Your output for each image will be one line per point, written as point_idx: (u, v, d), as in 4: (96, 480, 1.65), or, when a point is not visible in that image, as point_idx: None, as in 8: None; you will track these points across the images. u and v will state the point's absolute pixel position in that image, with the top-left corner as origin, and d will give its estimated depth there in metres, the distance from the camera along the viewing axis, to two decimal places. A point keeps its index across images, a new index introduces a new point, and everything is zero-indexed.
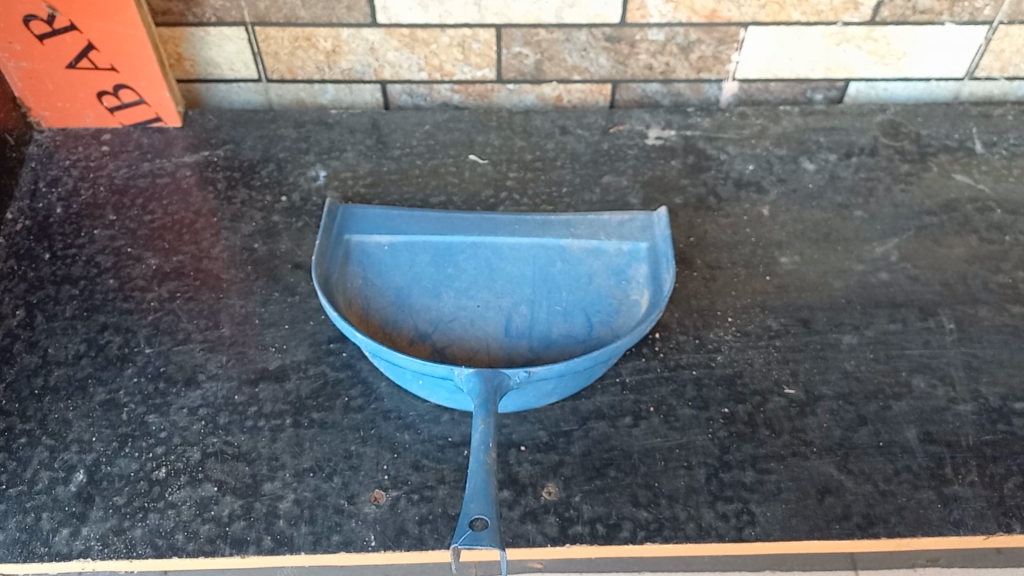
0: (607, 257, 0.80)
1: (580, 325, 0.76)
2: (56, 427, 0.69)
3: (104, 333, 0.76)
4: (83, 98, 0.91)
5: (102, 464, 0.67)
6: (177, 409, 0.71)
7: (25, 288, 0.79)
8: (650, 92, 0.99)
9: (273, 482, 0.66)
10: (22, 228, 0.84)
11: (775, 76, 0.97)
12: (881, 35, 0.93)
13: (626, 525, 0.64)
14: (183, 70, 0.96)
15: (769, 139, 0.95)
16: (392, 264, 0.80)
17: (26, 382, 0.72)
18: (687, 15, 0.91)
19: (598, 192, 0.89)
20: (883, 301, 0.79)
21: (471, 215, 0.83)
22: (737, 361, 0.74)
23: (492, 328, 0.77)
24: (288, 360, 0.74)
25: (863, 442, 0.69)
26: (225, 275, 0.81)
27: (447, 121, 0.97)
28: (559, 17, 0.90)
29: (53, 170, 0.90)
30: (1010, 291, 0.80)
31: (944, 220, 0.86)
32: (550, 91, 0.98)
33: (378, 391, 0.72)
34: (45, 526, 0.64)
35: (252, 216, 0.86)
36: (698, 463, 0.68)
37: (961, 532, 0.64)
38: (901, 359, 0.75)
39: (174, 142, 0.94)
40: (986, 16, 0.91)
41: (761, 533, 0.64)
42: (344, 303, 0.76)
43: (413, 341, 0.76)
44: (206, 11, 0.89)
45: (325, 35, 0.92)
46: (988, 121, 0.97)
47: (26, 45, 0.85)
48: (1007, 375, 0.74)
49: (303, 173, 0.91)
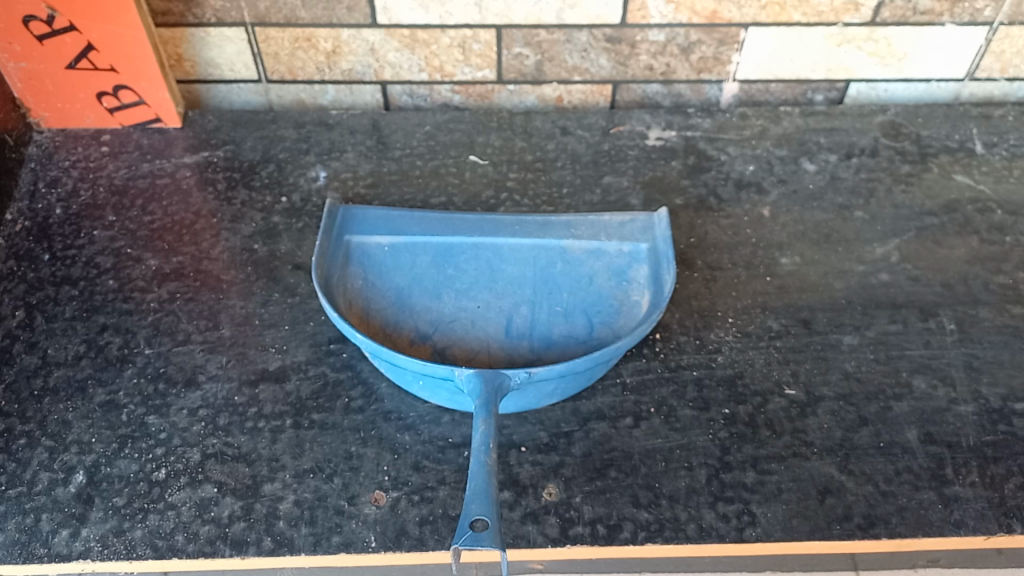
0: (607, 258, 0.80)
1: (581, 325, 0.76)
2: (56, 428, 0.69)
3: (104, 334, 0.76)
4: (83, 98, 0.91)
5: (102, 465, 0.67)
6: (177, 409, 0.71)
7: (24, 288, 0.79)
8: (651, 93, 0.99)
9: (273, 483, 0.66)
10: (21, 228, 0.84)
11: (775, 77, 0.97)
12: (882, 36, 0.93)
13: (626, 526, 0.64)
14: (183, 71, 0.96)
15: (769, 140, 0.95)
16: (393, 265, 0.80)
17: (26, 382, 0.72)
18: (687, 16, 0.91)
19: (598, 193, 0.89)
20: (884, 301, 0.79)
21: (472, 216, 0.83)
22: (738, 361, 0.74)
23: (493, 329, 0.77)
24: (288, 360, 0.74)
25: (864, 442, 0.69)
26: (225, 276, 0.81)
27: (447, 122, 0.97)
28: (560, 18, 0.90)
29: (53, 171, 0.90)
30: (1011, 292, 0.80)
31: (945, 221, 0.86)
32: (550, 91, 0.98)
33: (378, 391, 0.72)
34: (45, 528, 0.64)
35: (252, 217, 0.86)
36: (698, 463, 0.68)
37: (962, 532, 0.64)
38: (902, 360, 0.75)
39: (174, 142, 0.94)
40: (986, 17, 0.91)
41: (762, 534, 0.64)
42: (345, 304, 0.76)
43: (413, 342, 0.76)
44: (206, 11, 0.89)
45: (326, 36, 0.92)
46: (988, 122, 0.97)
47: (26, 46, 0.85)
48: (1007, 375, 0.74)
49: (303, 173, 0.91)
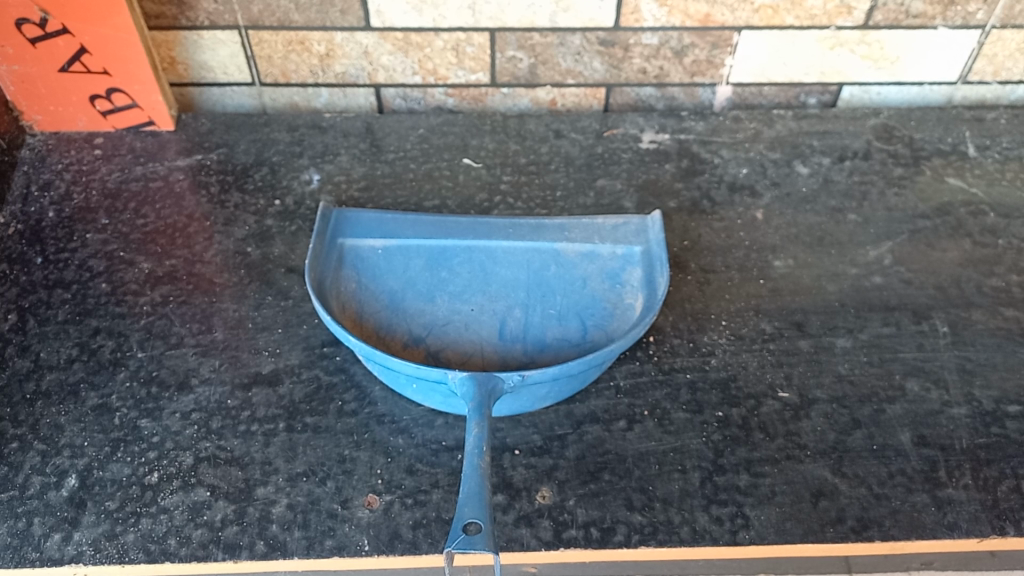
0: (601, 261, 0.80)
1: (575, 328, 0.77)
2: (49, 432, 0.69)
3: (97, 337, 0.76)
4: (77, 101, 0.91)
5: (95, 469, 0.67)
6: (171, 413, 0.70)
7: (17, 292, 0.79)
8: (644, 96, 0.99)
9: (267, 486, 0.66)
10: (15, 232, 0.84)
11: (769, 80, 0.97)
12: (874, 39, 0.93)
13: (620, 529, 0.64)
14: (176, 74, 0.96)
15: (763, 143, 0.95)
16: (386, 268, 0.80)
17: (19, 386, 0.72)
18: (681, 19, 0.91)
19: (592, 196, 0.89)
20: (877, 304, 0.79)
21: (466, 219, 0.83)
22: (732, 364, 0.75)
23: (486, 332, 0.77)
24: (282, 364, 0.74)
25: (858, 445, 0.69)
26: (218, 279, 0.81)
27: (441, 125, 0.97)
28: (554, 21, 0.90)
29: (46, 174, 0.90)
30: (1003, 295, 0.80)
31: (938, 224, 0.87)
32: (544, 95, 0.98)
33: (372, 395, 0.72)
34: (38, 531, 0.63)
35: (245, 220, 0.86)
36: (692, 466, 0.68)
37: (955, 535, 0.64)
38: (896, 362, 0.75)
39: (168, 145, 0.94)
40: (979, 20, 0.91)
41: (756, 537, 0.64)
42: (339, 307, 0.76)
43: (407, 345, 0.76)
44: (200, 14, 0.89)
45: (319, 39, 0.92)
46: (981, 125, 0.97)
47: (19, 49, 0.85)
48: (1000, 378, 0.74)
49: (297, 177, 0.91)
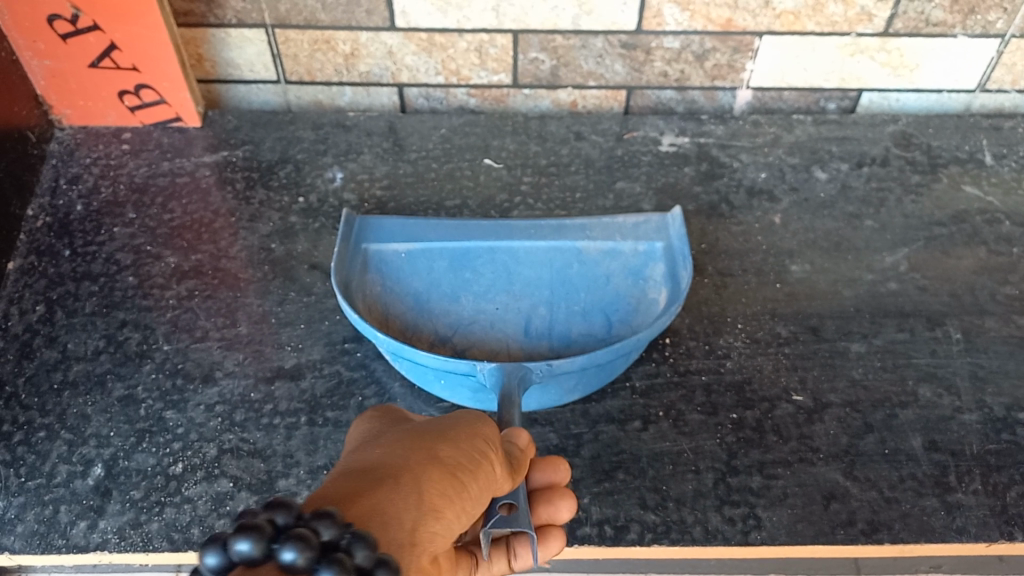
0: (623, 258, 0.81)
1: (600, 324, 0.78)
2: (76, 422, 0.71)
3: (124, 330, 0.77)
4: (104, 96, 0.92)
5: (120, 458, 0.68)
6: (195, 405, 0.72)
7: (45, 283, 0.80)
8: (664, 99, 1.00)
9: (288, 479, 0.68)
10: (43, 224, 0.86)
11: (789, 85, 0.98)
12: (894, 47, 0.93)
13: (634, 528, 0.66)
14: (203, 71, 0.97)
15: (782, 148, 0.96)
16: (411, 271, 0.81)
17: (47, 376, 0.74)
18: (703, 23, 0.91)
19: (611, 198, 0.90)
20: (892, 311, 0.80)
21: (487, 222, 0.83)
22: (747, 367, 0.76)
23: (512, 331, 0.79)
24: (304, 359, 0.76)
25: (869, 449, 0.70)
26: (243, 275, 0.82)
27: (463, 125, 0.99)
28: (577, 24, 0.91)
29: (74, 167, 0.91)
30: (1017, 303, 0.81)
31: (953, 231, 0.87)
32: (565, 96, 0.99)
33: (392, 391, 0.74)
34: (65, 519, 0.65)
35: (269, 216, 0.88)
36: (706, 467, 0.69)
37: (964, 539, 0.65)
38: (909, 368, 0.76)
39: (194, 141, 0.95)
40: (998, 30, 0.92)
41: (767, 538, 0.65)
42: (365, 307, 0.77)
43: (435, 345, 0.78)
44: (227, 12, 0.90)
45: (344, 38, 0.92)
46: (998, 133, 0.98)
47: (50, 45, 0.86)
48: (1011, 386, 0.75)
49: (320, 174, 0.92)
